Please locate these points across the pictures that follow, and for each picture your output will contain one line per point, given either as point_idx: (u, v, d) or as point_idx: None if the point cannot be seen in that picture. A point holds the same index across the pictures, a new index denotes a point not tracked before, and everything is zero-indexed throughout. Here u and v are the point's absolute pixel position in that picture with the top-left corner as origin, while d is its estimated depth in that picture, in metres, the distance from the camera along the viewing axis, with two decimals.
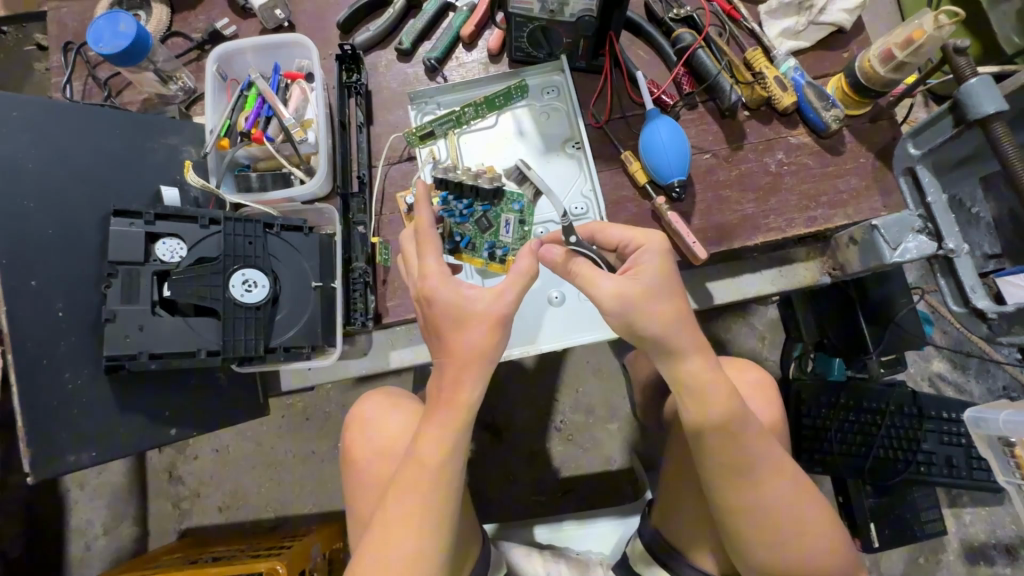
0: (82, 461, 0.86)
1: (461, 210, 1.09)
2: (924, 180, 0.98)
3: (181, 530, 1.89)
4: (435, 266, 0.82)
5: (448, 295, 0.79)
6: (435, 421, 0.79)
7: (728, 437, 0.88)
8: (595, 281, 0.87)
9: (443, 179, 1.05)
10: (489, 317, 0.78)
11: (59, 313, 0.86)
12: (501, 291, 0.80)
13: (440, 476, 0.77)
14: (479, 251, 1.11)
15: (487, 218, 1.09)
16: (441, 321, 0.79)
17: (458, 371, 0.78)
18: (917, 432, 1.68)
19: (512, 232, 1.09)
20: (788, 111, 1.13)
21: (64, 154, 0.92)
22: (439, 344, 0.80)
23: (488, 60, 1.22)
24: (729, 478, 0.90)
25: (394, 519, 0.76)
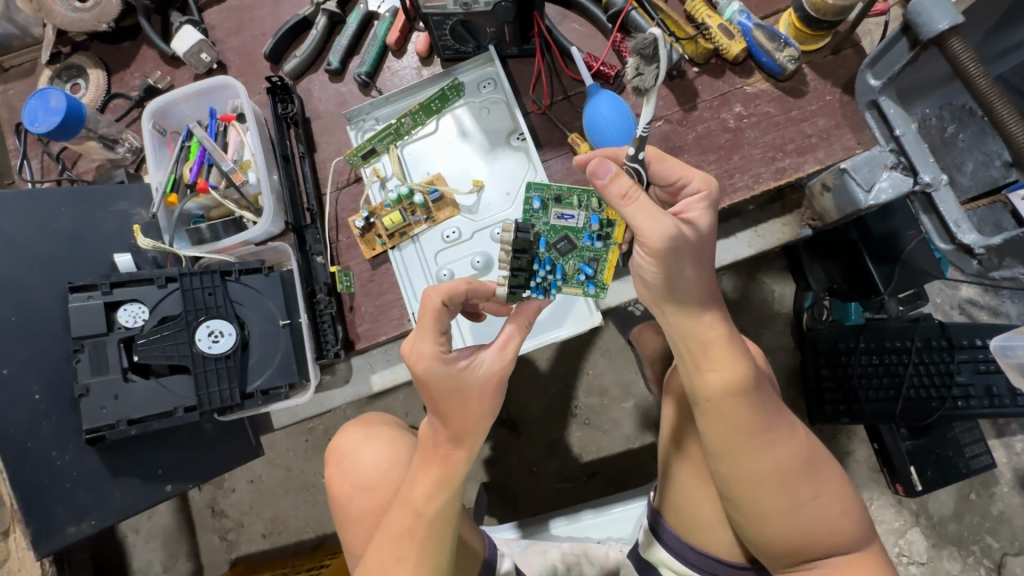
0: (83, 530, 0.94)
1: (552, 275, 0.86)
2: (890, 113, 0.93)
3: (233, 560, 1.91)
4: (428, 348, 0.76)
5: (451, 372, 0.76)
6: (428, 478, 0.78)
7: (738, 400, 0.83)
8: (654, 214, 0.74)
9: (510, 289, 0.83)
10: (493, 381, 0.78)
11: (36, 396, 0.93)
12: (503, 348, 0.80)
13: (433, 526, 0.76)
14: (597, 249, 0.87)
15: (557, 240, 0.87)
16: (441, 392, 0.75)
17: (462, 435, 0.77)
18: (950, 364, 1.53)
19: (570, 209, 0.87)
20: (739, 59, 1.06)
21: (15, 245, 0.96)
22: (439, 407, 0.76)
23: (420, 63, 1.17)
24: (740, 447, 0.83)
25: (384, 558, 0.77)
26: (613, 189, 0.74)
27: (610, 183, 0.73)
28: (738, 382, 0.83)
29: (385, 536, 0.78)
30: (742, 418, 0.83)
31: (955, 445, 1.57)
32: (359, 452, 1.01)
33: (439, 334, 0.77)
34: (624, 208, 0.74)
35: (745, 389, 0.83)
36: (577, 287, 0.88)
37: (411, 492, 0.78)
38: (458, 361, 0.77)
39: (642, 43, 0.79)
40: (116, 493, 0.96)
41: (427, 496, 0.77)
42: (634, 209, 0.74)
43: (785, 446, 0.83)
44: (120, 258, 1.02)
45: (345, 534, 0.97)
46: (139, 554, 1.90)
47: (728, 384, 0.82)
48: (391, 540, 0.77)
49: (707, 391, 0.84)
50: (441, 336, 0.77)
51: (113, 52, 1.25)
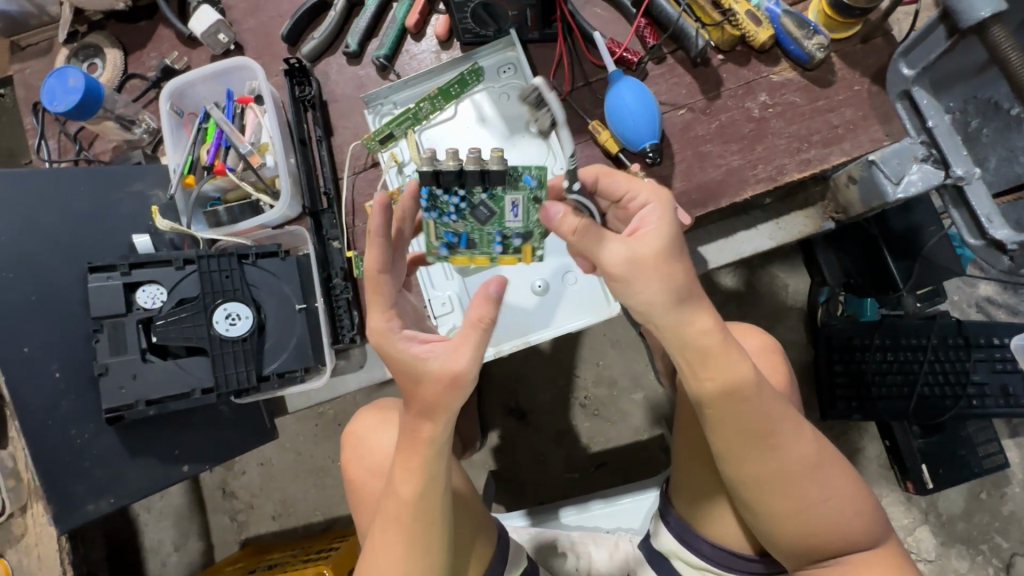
0: (102, 508, 0.95)
1: (451, 207, 0.82)
2: (923, 103, 0.97)
3: (242, 541, 1.93)
4: (375, 328, 0.75)
5: (400, 358, 0.73)
6: (401, 462, 0.76)
7: (743, 405, 0.78)
8: (604, 242, 0.75)
9: (431, 172, 0.75)
10: (445, 379, 0.70)
11: (57, 375, 0.93)
12: (458, 349, 0.70)
13: (414, 511, 0.75)
14: (486, 246, 0.88)
15: (488, 206, 0.82)
16: (397, 375, 0.73)
17: (418, 422, 0.73)
18: (966, 362, 1.51)
19: (522, 212, 0.83)
20: (765, 47, 1.03)
21: (35, 223, 0.96)
22: (400, 390, 0.74)
23: (439, 47, 1.16)
24: (745, 451, 0.80)
25: (378, 542, 0.77)
26: (564, 226, 0.76)
27: (562, 224, 0.75)
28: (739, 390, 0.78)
29: (382, 522, 0.78)
30: (747, 424, 0.79)
31: (968, 444, 1.55)
32: (371, 436, 1.01)
33: (389, 305, 0.76)
34: (575, 242, 0.76)
35: (748, 395, 0.78)
36: (433, 234, 0.86)
37: (394, 478, 0.77)
38: (411, 345, 0.73)
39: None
40: (133, 473, 0.97)
41: (406, 480, 0.75)
42: (584, 242, 0.75)
43: (792, 449, 0.80)
44: (139, 239, 1.02)
45: (359, 517, 0.99)
46: (150, 533, 1.92)
47: (728, 390, 0.78)
48: (383, 525, 0.77)
49: (706, 397, 0.79)
50: (389, 311, 0.76)
51: (129, 32, 1.24)
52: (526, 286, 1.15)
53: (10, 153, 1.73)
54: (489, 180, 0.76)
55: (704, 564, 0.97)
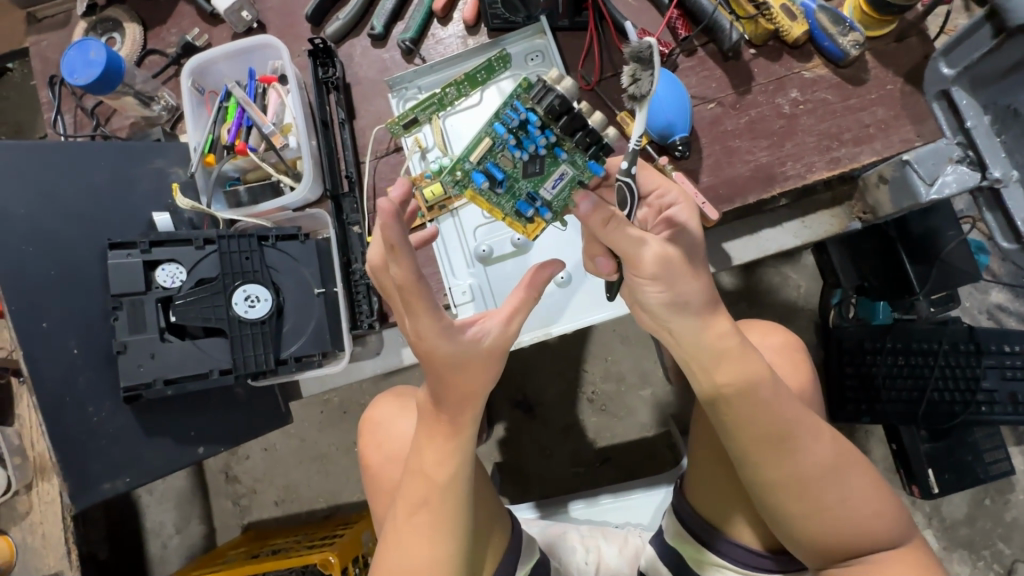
0: (117, 487, 0.93)
1: (519, 140, 0.76)
2: (962, 103, 0.89)
3: (244, 525, 1.93)
4: (427, 330, 0.68)
5: (452, 351, 0.69)
6: (434, 444, 0.76)
7: (755, 407, 0.79)
8: (638, 240, 0.74)
9: (547, 93, 0.72)
10: (494, 353, 0.72)
11: (75, 351, 0.92)
12: (506, 320, 0.74)
13: (443, 493, 0.76)
14: (507, 199, 0.81)
15: (542, 164, 0.77)
16: (442, 368, 0.70)
17: (461, 406, 0.74)
18: (976, 369, 1.50)
19: (560, 190, 0.78)
20: (799, 42, 1.02)
21: (54, 197, 0.94)
22: (438, 382, 0.72)
23: (466, 32, 1.14)
24: (762, 453, 0.80)
25: (402, 527, 0.77)
26: (595, 217, 0.73)
27: (592, 216, 0.74)
28: (753, 393, 0.79)
29: (403, 506, 0.77)
30: (764, 426, 0.79)
31: (975, 450, 1.55)
32: (388, 422, 1.01)
33: (432, 302, 0.67)
34: (609, 236, 0.74)
35: (763, 397, 0.79)
36: (481, 149, 0.77)
37: (421, 461, 0.77)
38: (463, 331, 0.71)
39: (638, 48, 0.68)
40: (148, 452, 0.96)
41: (436, 461, 0.76)
42: (620, 235, 0.74)
43: (810, 453, 0.80)
44: (159, 217, 1.01)
45: (377, 504, 0.99)
46: (151, 515, 1.91)
47: (738, 391, 0.79)
48: (407, 510, 0.77)
49: (714, 396, 0.81)
50: (437, 313, 0.68)
51: (149, 6, 1.22)
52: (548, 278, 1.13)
53: (19, 128, 1.71)
54: (575, 136, 0.74)
55: (726, 563, 0.95)
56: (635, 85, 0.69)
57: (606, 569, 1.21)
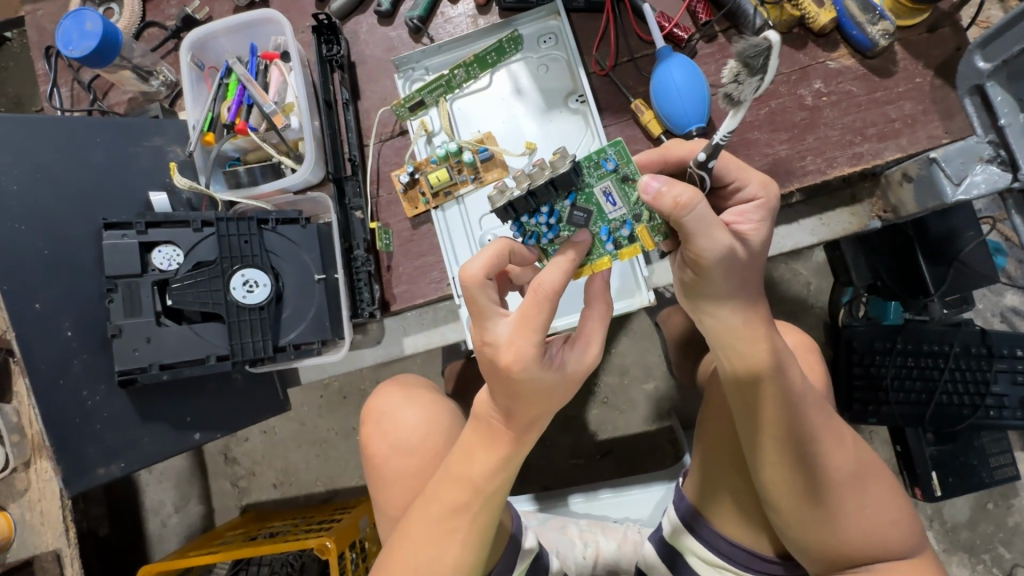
0: (112, 471, 0.92)
1: (546, 225, 0.71)
2: (996, 101, 0.81)
3: (242, 507, 1.93)
4: (529, 347, 0.66)
5: (545, 374, 0.68)
6: (486, 455, 0.73)
7: (782, 402, 0.77)
8: (711, 227, 0.65)
9: (509, 204, 0.68)
10: (579, 377, 0.72)
11: (69, 334, 0.90)
12: (587, 345, 0.74)
13: (486, 503, 0.74)
14: (598, 248, 0.73)
15: (583, 207, 0.70)
16: (525, 380, 0.67)
17: (530, 424, 0.71)
18: (987, 373, 1.47)
19: (620, 198, 0.72)
20: (825, 31, 0.98)
21: (50, 175, 0.92)
22: (509, 396, 0.69)
23: (476, 11, 1.09)
24: (785, 455, 0.77)
25: (426, 529, 0.75)
26: (667, 199, 0.62)
27: (667, 195, 0.62)
28: (783, 390, 0.76)
29: (434, 504, 0.75)
30: (788, 429, 0.77)
31: (981, 454, 1.52)
32: (399, 413, 0.99)
33: (541, 332, 0.67)
34: (684, 218, 0.63)
35: (793, 399, 0.77)
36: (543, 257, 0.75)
37: (468, 467, 0.74)
38: (552, 359, 0.70)
39: (752, 45, 0.52)
40: (145, 438, 0.94)
41: (487, 473, 0.73)
42: (695, 220, 0.64)
43: (833, 455, 0.78)
44: (156, 197, 0.98)
45: (377, 493, 0.97)
46: (151, 493, 1.92)
47: (767, 379, 0.76)
48: (437, 512, 0.75)
49: (737, 382, 0.78)
50: (546, 334, 0.67)
51: None
52: None
53: (18, 100, 1.67)
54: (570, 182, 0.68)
55: (724, 563, 0.92)
56: (735, 85, 0.54)
57: (603, 561, 1.23)
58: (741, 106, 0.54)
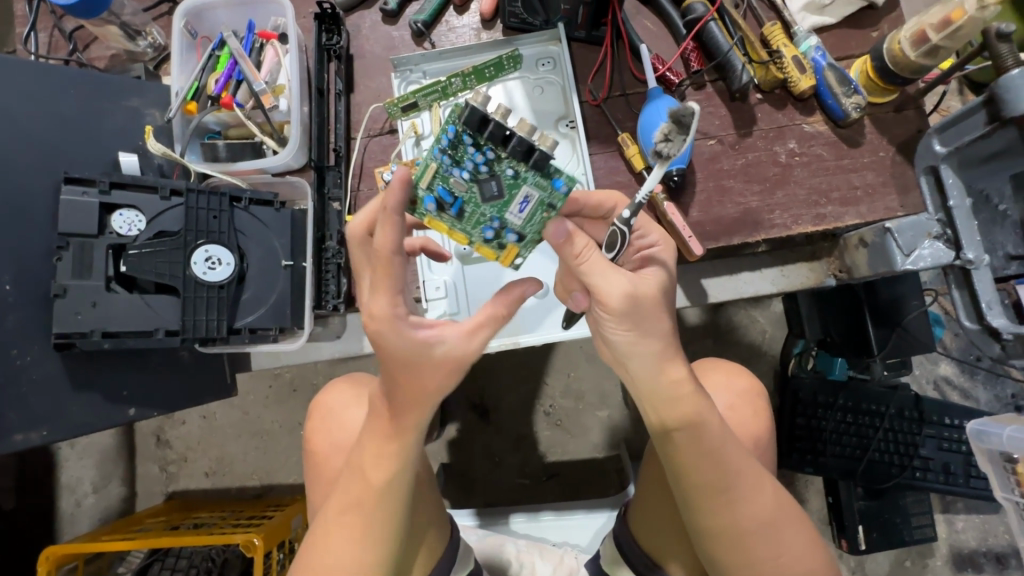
0: (32, 440, 0.83)
1: (470, 163, 0.66)
2: (947, 181, 0.87)
3: (168, 494, 1.84)
4: (384, 305, 0.65)
5: (402, 340, 0.66)
6: (374, 446, 0.76)
7: (699, 454, 0.71)
8: (610, 272, 0.66)
9: (478, 112, 0.62)
10: (456, 367, 0.69)
11: (6, 287, 0.82)
12: (467, 333, 0.69)
13: (379, 494, 0.76)
14: (472, 224, 0.72)
15: (501, 185, 0.67)
16: (392, 364, 0.68)
17: (410, 410, 0.72)
18: (916, 436, 1.55)
19: (527, 212, 0.70)
20: (805, 95, 1.04)
21: (15, 117, 0.87)
22: (387, 381, 0.71)
23: (481, 25, 1.11)
24: (697, 502, 0.73)
25: (332, 528, 0.77)
26: (567, 246, 0.65)
27: (563, 242, 0.65)
28: (698, 440, 0.70)
29: (336, 501, 0.79)
30: (702, 478, 0.72)
31: (904, 513, 1.59)
32: (342, 409, 0.95)
33: (398, 289, 0.66)
34: (578, 265, 0.66)
35: (711, 446, 0.71)
36: (427, 177, 0.68)
37: (362, 457, 0.77)
38: (416, 330, 0.67)
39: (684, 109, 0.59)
40: (75, 408, 0.87)
41: (373, 464, 0.76)
42: (589, 267, 0.66)
43: (753, 506, 0.73)
44: (124, 157, 0.94)
45: (314, 490, 0.94)
46: (69, 469, 1.81)
47: (682, 429, 0.70)
48: (338, 505, 0.78)
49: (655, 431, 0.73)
50: (399, 287, 0.66)
51: None
52: (526, 290, 1.12)
53: None
54: (516, 151, 0.64)
55: None
56: (665, 142, 0.61)
57: None
58: (666, 163, 0.62)
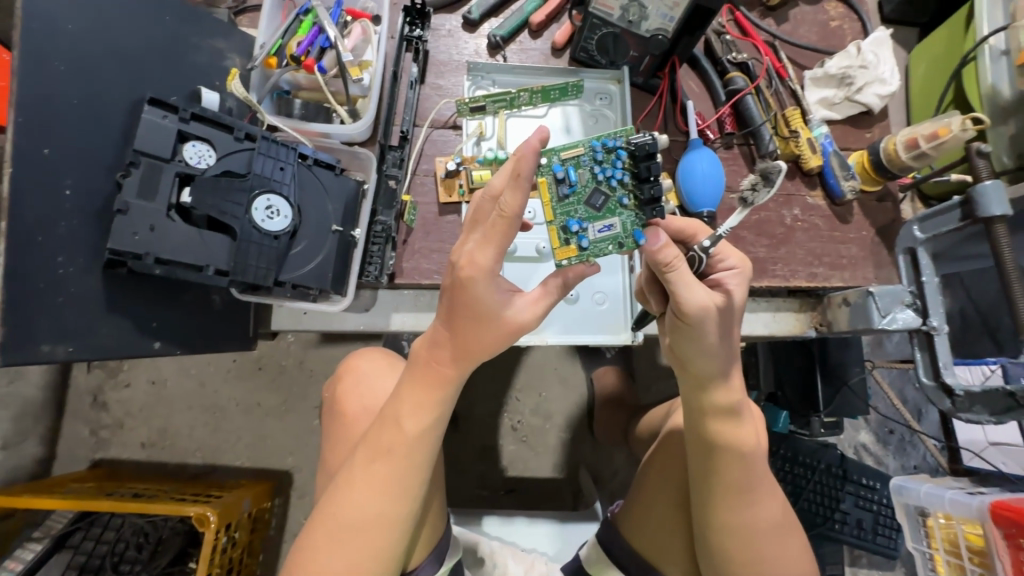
0: (56, 354, 0.80)
1: (605, 172, 0.79)
2: (923, 262, 1.07)
3: (94, 461, 1.66)
4: (484, 258, 0.68)
5: (490, 296, 0.70)
6: (412, 397, 0.76)
7: (736, 458, 0.86)
8: (693, 285, 0.77)
9: (647, 148, 0.76)
10: (514, 331, 0.73)
11: (67, 192, 0.81)
12: (534, 304, 0.75)
13: (411, 446, 0.76)
14: (562, 208, 0.81)
15: (605, 202, 0.79)
16: (460, 313, 0.71)
17: (463, 364, 0.74)
18: (838, 491, 1.74)
19: (602, 234, 0.80)
20: (811, 172, 1.22)
21: (108, 32, 0.86)
22: (445, 331, 0.73)
23: (551, 52, 1.23)
24: (723, 501, 0.86)
25: (357, 477, 0.77)
26: (660, 253, 0.74)
27: (660, 248, 0.74)
28: (730, 443, 0.86)
29: (364, 451, 0.78)
30: (728, 476, 0.86)
31: (823, 561, 1.75)
32: (380, 380, 1.00)
33: (504, 247, 0.69)
34: (668, 273, 0.76)
35: (744, 452, 0.87)
36: (573, 154, 0.80)
37: (399, 408, 0.77)
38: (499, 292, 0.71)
39: (768, 169, 0.94)
40: (104, 330, 0.85)
41: (411, 413, 0.76)
42: (677, 276, 0.76)
43: (762, 506, 0.88)
44: (208, 93, 0.99)
45: (336, 452, 0.95)
46: None
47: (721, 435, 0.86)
48: (366, 455, 0.77)
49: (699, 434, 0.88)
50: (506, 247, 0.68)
51: None
52: None
53: None
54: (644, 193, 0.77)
55: None
56: (750, 191, 0.94)
57: None
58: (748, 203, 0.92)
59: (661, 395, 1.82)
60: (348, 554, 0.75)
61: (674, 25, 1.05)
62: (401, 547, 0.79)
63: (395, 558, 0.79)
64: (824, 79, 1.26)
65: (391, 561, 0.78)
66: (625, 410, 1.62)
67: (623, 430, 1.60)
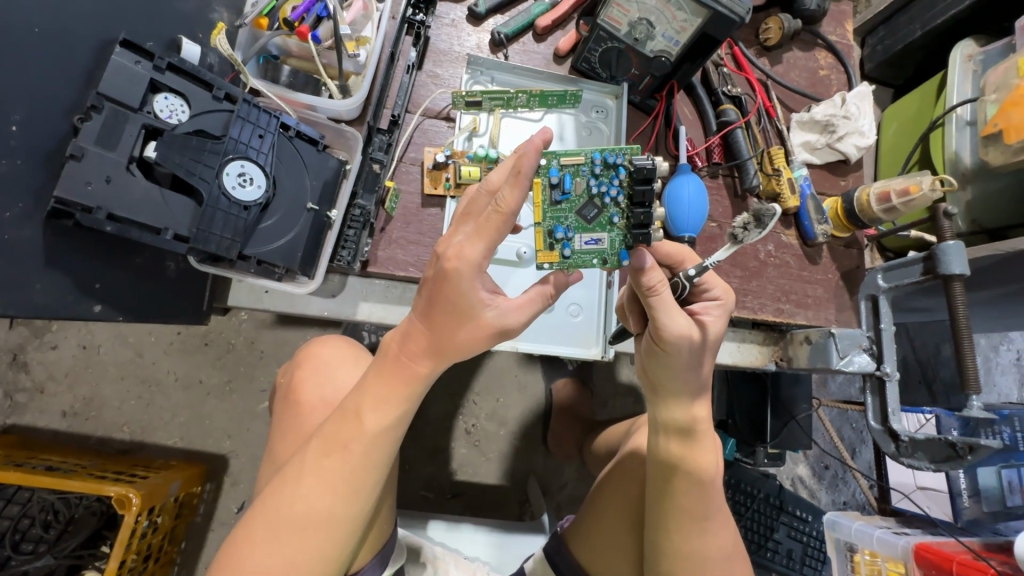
0: None
1: (601, 186, 0.78)
2: (882, 310, 1.10)
3: (4, 426, 1.51)
4: (472, 254, 0.66)
5: (473, 294, 0.67)
6: (376, 390, 0.72)
7: (694, 489, 0.86)
8: (675, 312, 0.77)
9: (648, 170, 0.74)
10: (493, 334, 0.71)
11: (13, 128, 0.73)
12: (520, 308, 0.72)
13: (370, 444, 0.72)
14: (554, 215, 0.80)
15: (597, 216, 0.78)
16: (439, 310, 0.68)
17: (435, 361, 0.71)
18: (773, 520, 1.77)
19: (588, 247, 0.79)
20: (788, 211, 1.25)
21: None
22: (422, 327, 0.70)
23: (553, 58, 1.21)
24: (680, 528, 0.86)
25: (308, 469, 0.72)
26: (646, 277, 0.74)
27: (645, 272, 0.73)
28: (692, 473, 0.86)
29: (317, 443, 0.73)
30: (688, 505, 0.86)
31: None
32: (341, 371, 0.95)
33: (494, 245, 0.66)
34: (651, 297, 0.76)
35: (705, 481, 0.87)
36: (574, 162, 0.78)
37: (361, 401, 0.73)
38: (482, 290, 0.69)
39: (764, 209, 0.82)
40: (37, 285, 0.77)
41: (374, 408, 0.72)
42: (660, 301, 0.76)
43: (716, 537, 0.88)
44: (189, 45, 0.93)
45: (285, 442, 0.90)
46: None
47: (684, 463, 0.86)
48: (319, 449, 0.72)
49: (663, 461, 0.87)
50: (495, 246, 0.66)
51: None
52: None
53: None
54: (635, 214, 0.75)
55: None
56: (743, 229, 0.84)
57: None
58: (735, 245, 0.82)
59: (616, 412, 1.82)
60: (289, 550, 0.70)
61: (679, 49, 1.07)
62: (347, 548, 0.74)
63: (339, 557, 0.74)
64: (809, 124, 1.29)
65: (335, 562, 0.74)
66: (581, 423, 1.62)
67: (577, 444, 1.59)
